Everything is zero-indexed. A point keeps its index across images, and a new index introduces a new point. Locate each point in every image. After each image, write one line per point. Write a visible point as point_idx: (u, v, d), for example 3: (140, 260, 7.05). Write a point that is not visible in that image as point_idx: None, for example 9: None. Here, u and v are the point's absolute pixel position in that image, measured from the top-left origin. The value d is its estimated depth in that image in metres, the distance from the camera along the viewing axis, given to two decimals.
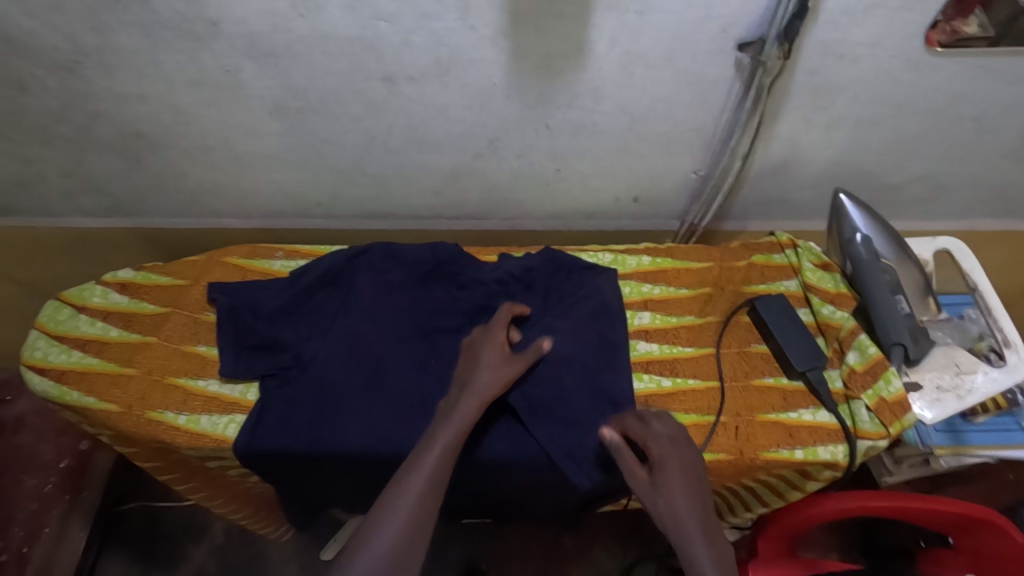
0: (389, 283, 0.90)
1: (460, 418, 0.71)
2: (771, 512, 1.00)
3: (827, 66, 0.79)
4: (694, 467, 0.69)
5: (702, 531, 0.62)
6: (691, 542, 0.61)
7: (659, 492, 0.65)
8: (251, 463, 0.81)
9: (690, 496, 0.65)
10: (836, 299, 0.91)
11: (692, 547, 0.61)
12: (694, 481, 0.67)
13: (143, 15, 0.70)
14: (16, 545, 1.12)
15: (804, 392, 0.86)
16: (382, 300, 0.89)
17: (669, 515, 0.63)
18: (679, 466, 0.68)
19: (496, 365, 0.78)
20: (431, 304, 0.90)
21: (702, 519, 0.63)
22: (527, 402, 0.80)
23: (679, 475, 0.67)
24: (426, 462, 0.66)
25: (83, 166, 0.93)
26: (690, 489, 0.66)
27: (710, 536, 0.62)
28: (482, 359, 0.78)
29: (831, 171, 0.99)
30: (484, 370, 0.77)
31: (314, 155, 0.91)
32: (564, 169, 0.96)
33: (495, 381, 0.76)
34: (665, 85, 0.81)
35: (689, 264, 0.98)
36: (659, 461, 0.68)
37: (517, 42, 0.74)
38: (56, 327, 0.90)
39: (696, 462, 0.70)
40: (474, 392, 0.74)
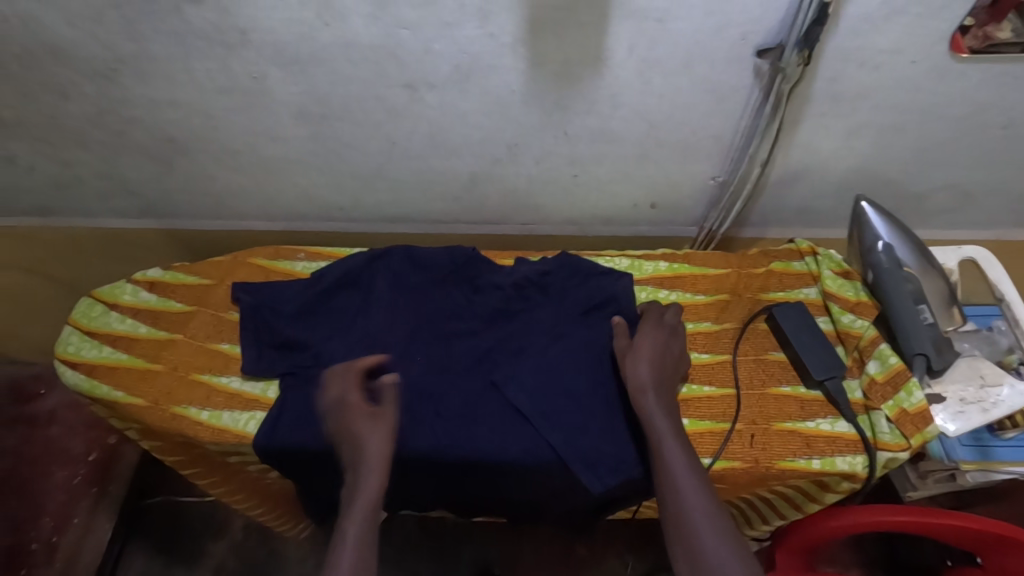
0: (408, 286, 0.92)
1: (365, 493, 0.68)
2: (789, 525, 0.99)
3: (849, 73, 0.78)
4: (669, 345, 0.82)
5: (655, 385, 0.77)
6: (645, 391, 0.76)
7: (628, 354, 0.79)
8: (269, 457, 0.83)
9: (653, 360, 0.79)
10: (857, 307, 0.90)
11: (644, 395, 0.76)
12: (664, 352, 0.81)
13: (177, 25, 0.73)
14: (46, 534, 1.17)
15: (822, 402, 0.84)
16: (401, 302, 0.91)
17: (631, 371, 0.78)
18: (655, 339, 0.81)
19: (379, 427, 0.73)
20: (449, 307, 0.91)
21: (659, 378, 0.78)
22: (536, 407, 0.81)
23: (652, 345, 0.80)
24: (350, 537, 0.64)
25: (118, 169, 0.96)
26: (658, 356, 0.80)
27: (661, 391, 0.77)
28: (357, 429, 0.73)
29: (853, 178, 0.97)
30: (367, 439, 0.72)
31: (337, 159, 0.94)
32: (582, 174, 0.96)
33: (383, 447, 0.71)
34: (683, 93, 0.81)
35: (707, 271, 0.97)
36: (639, 335, 0.82)
37: (536, 50, 0.75)
38: (88, 323, 0.94)
39: (673, 344, 0.83)
40: (369, 463, 0.70)
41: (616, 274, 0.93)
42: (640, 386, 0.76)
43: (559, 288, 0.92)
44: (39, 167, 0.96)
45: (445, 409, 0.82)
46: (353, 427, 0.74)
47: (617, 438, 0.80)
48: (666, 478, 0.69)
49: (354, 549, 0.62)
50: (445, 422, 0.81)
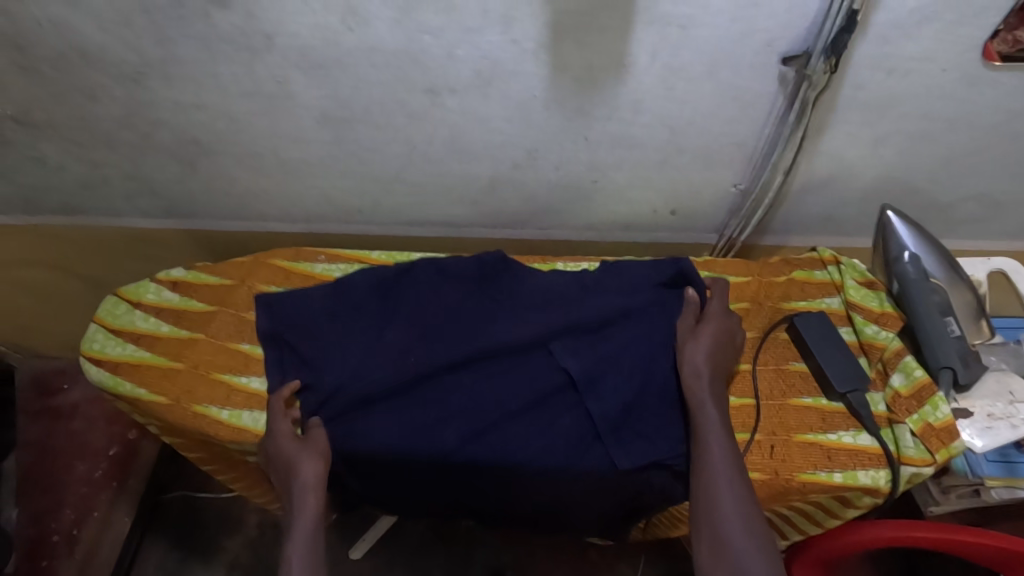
0: (436, 293, 0.93)
1: (306, 516, 0.73)
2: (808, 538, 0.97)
3: (876, 81, 0.77)
4: (731, 333, 0.84)
5: (711, 375, 0.79)
6: (699, 380, 0.79)
7: (689, 339, 0.82)
8: None
9: (716, 348, 0.81)
10: (881, 318, 0.88)
11: (697, 382, 0.79)
12: (726, 339, 0.84)
13: (205, 30, 0.74)
14: (67, 527, 1.19)
15: (844, 414, 0.83)
16: (429, 310, 0.91)
17: (688, 356, 0.81)
18: (721, 325, 0.84)
19: (311, 454, 0.78)
20: (480, 307, 0.91)
21: (716, 366, 0.80)
22: (583, 375, 0.84)
23: (716, 330, 0.83)
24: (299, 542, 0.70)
25: (143, 170, 0.98)
26: (720, 343, 0.82)
27: (715, 381, 0.79)
28: (288, 457, 0.78)
29: (878, 188, 0.96)
30: (299, 465, 0.76)
31: (357, 163, 0.94)
32: (601, 180, 0.96)
33: (315, 471, 0.76)
34: (706, 99, 0.80)
35: (728, 279, 0.96)
36: (705, 321, 0.84)
37: (558, 55, 0.75)
38: (113, 321, 0.95)
39: (735, 336, 0.85)
40: (305, 484, 0.75)
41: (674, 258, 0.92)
42: (695, 371, 0.79)
43: (599, 283, 0.92)
44: (68, 167, 0.98)
45: (475, 406, 0.84)
46: (284, 456, 0.78)
47: (648, 433, 0.82)
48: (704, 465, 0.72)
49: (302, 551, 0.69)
50: (473, 420, 0.83)
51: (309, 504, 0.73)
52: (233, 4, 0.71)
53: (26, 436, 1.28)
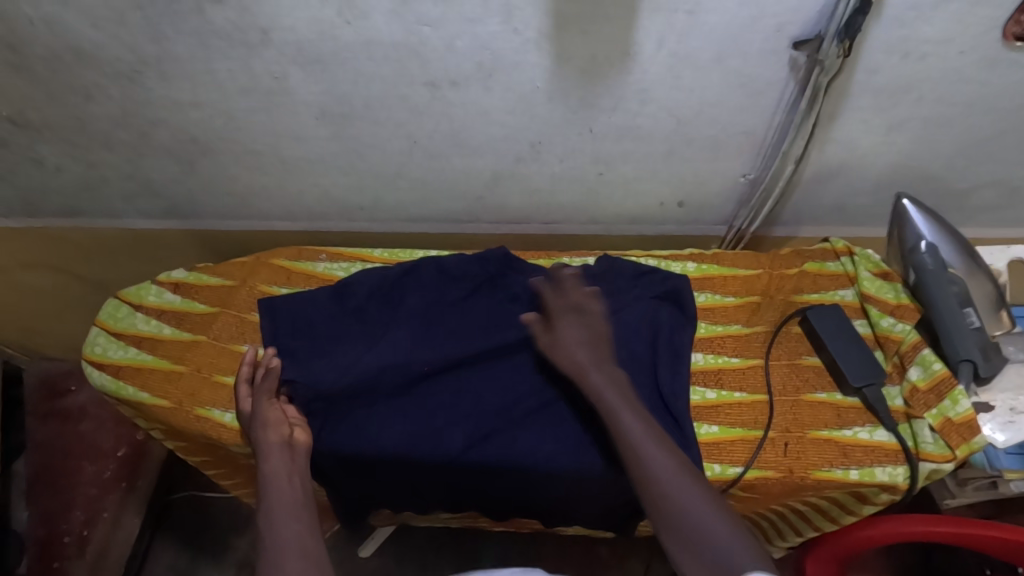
0: (440, 297, 0.92)
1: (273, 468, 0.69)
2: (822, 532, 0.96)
3: (891, 65, 0.74)
4: (586, 323, 0.77)
5: (592, 359, 0.73)
6: (584, 373, 0.72)
7: (557, 348, 0.76)
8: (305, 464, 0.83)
9: (582, 341, 0.75)
10: (897, 310, 0.85)
11: (588, 374, 0.72)
12: (591, 331, 0.77)
13: (199, 25, 0.72)
14: (77, 528, 1.20)
15: (860, 409, 0.81)
16: (435, 314, 0.91)
17: (569, 359, 0.74)
18: (575, 323, 0.77)
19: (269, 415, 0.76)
20: (487, 313, 0.91)
21: (596, 355, 0.74)
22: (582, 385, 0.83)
23: (570, 331, 0.77)
24: (278, 504, 0.64)
25: (142, 170, 0.97)
26: (588, 335, 0.76)
27: (604, 365, 0.73)
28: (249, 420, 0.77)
29: (891, 176, 0.93)
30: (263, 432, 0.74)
31: (358, 159, 0.93)
32: (607, 173, 0.94)
33: (277, 433, 0.74)
34: (714, 88, 0.78)
35: (737, 272, 0.94)
36: (557, 327, 0.78)
37: (561, 44, 0.72)
38: (114, 325, 0.95)
39: (599, 322, 0.78)
40: (269, 445, 0.72)
41: (674, 274, 0.93)
42: (577, 369, 0.73)
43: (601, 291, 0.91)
44: (66, 168, 0.97)
45: (480, 411, 0.83)
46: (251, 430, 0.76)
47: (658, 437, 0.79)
48: (630, 442, 0.63)
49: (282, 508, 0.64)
50: (476, 426, 0.82)
51: (270, 455, 0.71)
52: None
53: (37, 437, 1.30)
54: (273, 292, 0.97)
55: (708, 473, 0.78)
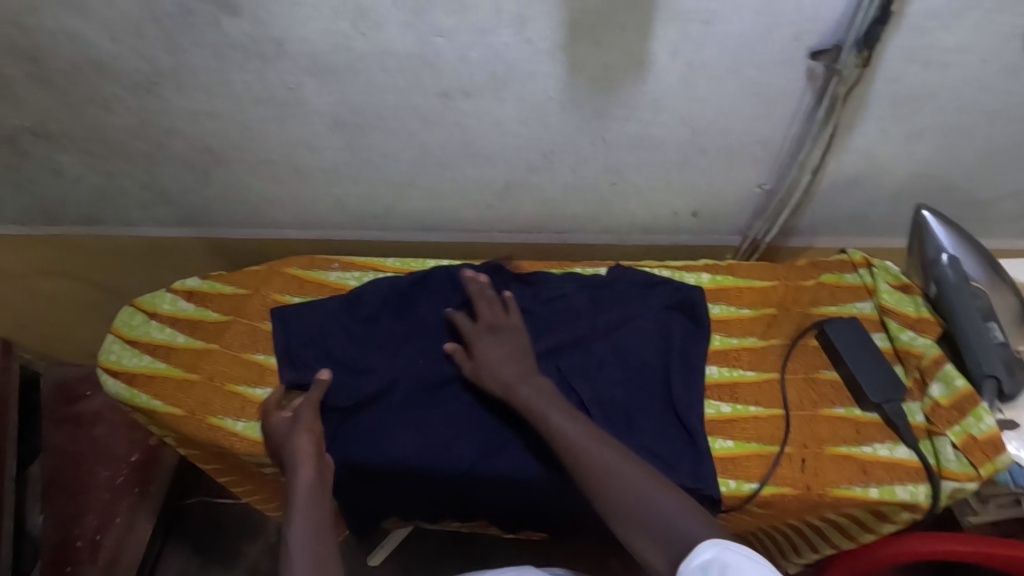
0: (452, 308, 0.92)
1: (303, 480, 0.71)
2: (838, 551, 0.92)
3: (911, 74, 0.73)
4: (501, 341, 0.83)
5: (516, 374, 0.79)
6: (512, 389, 0.78)
7: (481, 369, 0.82)
8: None
9: (503, 360, 0.81)
10: (918, 324, 0.83)
11: (515, 390, 0.77)
12: (510, 348, 0.83)
13: (216, 38, 0.73)
14: (91, 533, 1.20)
15: (879, 425, 0.79)
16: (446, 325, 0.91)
17: (496, 378, 0.80)
18: (492, 344, 0.83)
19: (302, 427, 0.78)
20: None
21: (519, 369, 0.80)
22: (594, 397, 0.82)
23: (489, 352, 0.82)
24: (300, 505, 0.67)
25: (158, 179, 0.98)
26: (508, 353, 0.82)
27: (530, 378, 0.79)
28: (282, 433, 0.79)
29: (911, 186, 0.92)
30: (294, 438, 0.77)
31: (371, 169, 0.93)
32: (620, 182, 0.93)
33: (312, 446, 0.76)
34: (729, 98, 0.77)
35: (752, 283, 0.93)
36: (477, 351, 0.83)
37: (575, 55, 0.72)
38: (129, 332, 0.95)
39: (516, 339, 0.84)
40: (303, 457, 0.74)
41: (688, 286, 0.91)
42: (505, 386, 0.79)
43: (613, 302, 0.90)
44: (84, 178, 0.98)
45: (492, 422, 0.83)
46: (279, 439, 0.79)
47: (672, 452, 0.78)
48: (569, 442, 0.68)
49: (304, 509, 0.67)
50: (488, 437, 0.83)
51: (304, 466, 0.72)
52: (243, 11, 0.70)
53: (51, 441, 1.30)
54: (286, 301, 0.98)
55: (723, 488, 0.76)
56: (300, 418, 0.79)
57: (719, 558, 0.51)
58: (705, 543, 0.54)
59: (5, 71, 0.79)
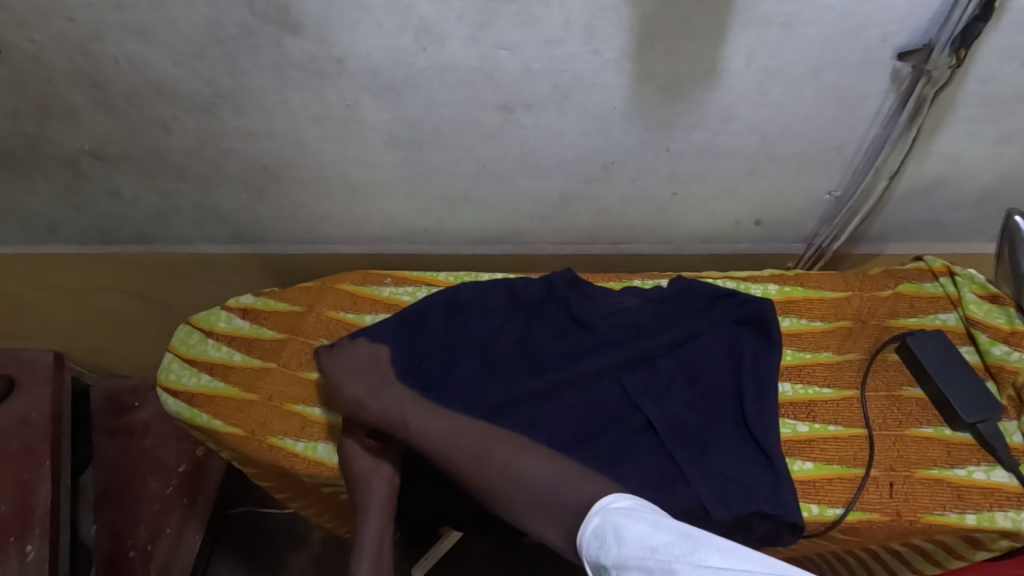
0: (508, 322, 0.89)
1: (373, 526, 0.72)
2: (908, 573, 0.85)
3: (1007, 73, 0.68)
4: (357, 356, 0.82)
5: (374, 387, 0.79)
6: (362, 404, 0.77)
7: (335, 380, 0.80)
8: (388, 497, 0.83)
9: (354, 371, 0.81)
10: (1011, 338, 0.80)
11: (362, 404, 0.77)
12: (366, 360, 0.82)
13: (276, 58, 0.72)
14: (142, 543, 1.22)
15: (973, 446, 0.75)
16: (503, 340, 0.87)
17: (345, 396, 0.78)
18: (343, 361, 0.82)
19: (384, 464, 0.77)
20: (558, 338, 0.87)
21: (374, 384, 0.79)
22: (664, 418, 0.78)
23: (340, 368, 0.81)
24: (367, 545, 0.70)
25: (213, 198, 0.98)
26: (360, 365, 0.81)
27: (382, 388, 0.79)
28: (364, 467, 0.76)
29: (996, 189, 0.86)
30: (373, 476, 0.75)
31: (424, 182, 0.91)
32: (681, 192, 0.90)
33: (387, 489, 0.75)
34: (804, 103, 0.74)
35: (823, 294, 0.88)
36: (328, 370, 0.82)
37: (644, 64, 0.69)
38: (187, 351, 0.96)
39: (368, 352, 0.83)
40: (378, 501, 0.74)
41: (756, 297, 0.86)
42: (357, 402, 0.78)
43: (677, 316, 0.87)
44: (141, 198, 0.99)
45: None
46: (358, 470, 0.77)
47: (749, 477, 0.74)
48: (433, 447, 0.72)
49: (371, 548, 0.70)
50: None
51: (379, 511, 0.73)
52: (306, 29, 0.68)
53: (104, 453, 1.32)
54: (340, 318, 0.97)
55: (805, 513, 0.73)
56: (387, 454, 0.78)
57: (611, 523, 0.55)
58: (595, 510, 0.60)
59: (70, 97, 0.80)
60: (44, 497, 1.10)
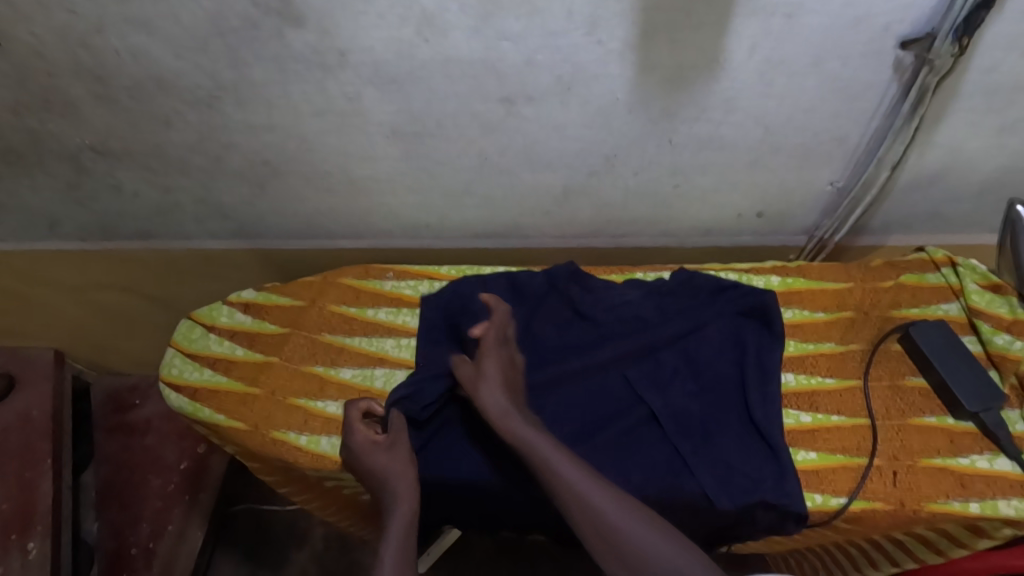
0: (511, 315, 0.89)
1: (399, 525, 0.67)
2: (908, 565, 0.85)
3: (1011, 61, 0.68)
4: (506, 365, 0.77)
5: (515, 399, 0.73)
6: (510, 415, 0.71)
7: (478, 383, 0.74)
8: None
9: (503, 380, 0.75)
10: (1013, 326, 0.80)
11: (504, 419, 0.71)
12: (511, 372, 0.77)
13: (279, 50, 0.72)
14: (144, 541, 1.22)
15: (976, 435, 0.75)
16: None
17: (486, 405, 0.72)
18: (495, 362, 0.76)
19: (399, 462, 0.73)
20: (562, 331, 0.87)
21: (515, 398, 0.74)
22: (668, 409, 0.78)
23: (495, 367, 0.76)
24: (391, 541, 0.65)
25: (215, 193, 0.98)
26: (506, 376, 0.76)
27: (521, 408, 0.73)
28: (381, 463, 0.72)
29: (998, 180, 0.87)
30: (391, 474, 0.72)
31: (426, 176, 0.91)
32: (683, 184, 0.90)
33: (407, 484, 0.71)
34: (808, 92, 0.74)
35: (825, 285, 0.89)
36: (484, 363, 0.76)
37: (648, 55, 0.69)
38: (189, 346, 0.96)
39: (517, 367, 0.79)
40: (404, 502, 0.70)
41: (758, 289, 0.87)
42: (505, 409, 0.72)
43: (680, 308, 0.87)
44: (142, 193, 0.99)
45: None
46: (373, 467, 0.73)
47: (754, 469, 0.75)
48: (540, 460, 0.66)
49: (397, 546, 0.64)
50: None
51: (404, 509, 0.69)
52: (308, 21, 0.68)
53: (105, 451, 1.32)
54: (342, 312, 0.97)
55: (809, 503, 0.73)
56: (400, 450, 0.74)
57: None
58: None
59: (71, 91, 0.80)
60: (46, 495, 1.10)
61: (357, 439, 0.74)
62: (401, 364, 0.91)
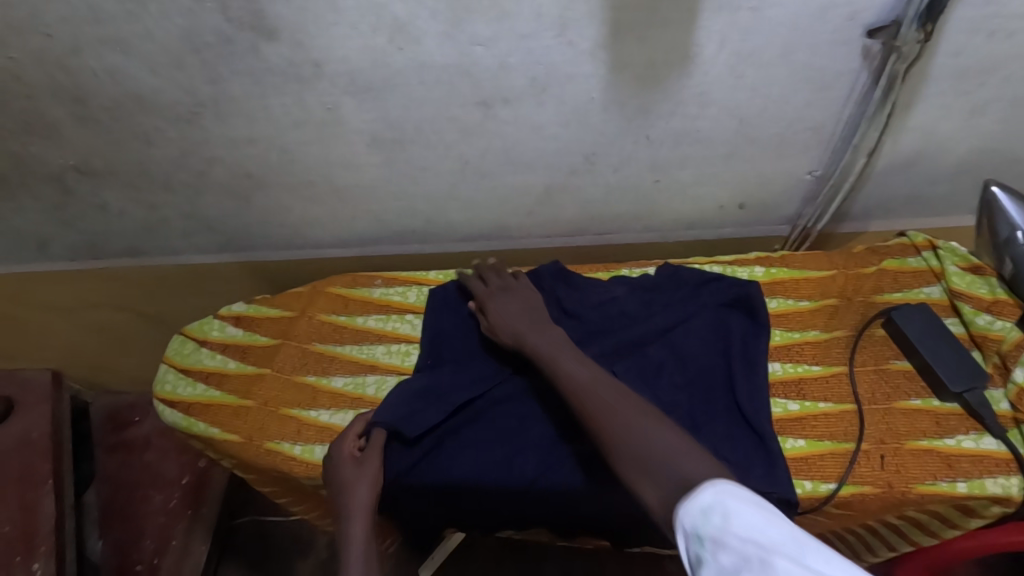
0: None
1: (355, 540, 0.71)
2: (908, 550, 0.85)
3: (976, 44, 0.69)
4: (518, 296, 0.87)
5: (530, 325, 0.82)
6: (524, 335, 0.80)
7: (494, 322, 0.85)
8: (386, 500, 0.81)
9: (521, 312, 0.84)
10: (994, 306, 0.81)
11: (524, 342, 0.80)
12: (529, 304, 0.86)
13: (254, 64, 0.73)
14: (148, 556, 1.23)
15: (961, 415, 0.76)
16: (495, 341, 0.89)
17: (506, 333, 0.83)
18: (506, 300, 0.87)
19: (363, 477, 0.77)
20: None
21: (532, 323, 0.83)
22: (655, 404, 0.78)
23: (504, 306, 0.86)
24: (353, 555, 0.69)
25: (200, 208, 0.98)
26: (523, 305, 0.85)
27: (542, 330, 0.81)
28: (343, 477, 0.77)
29: (974, 161, 0.88)
30: (353, 490, 0.75)
31: (409, 182, 0.92)
32: (663, 179, 0.90)
33: (364, 499, 0.75)
34: (779, 84, 0.74)
35: (808, 274, 0.89)
36: (493, 306, 0.86)
37: (618, 53, 0.70)
38: (182, 361, 0.96)
39: (532, 297, 0.87)
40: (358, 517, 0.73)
41: (743, 281, 0.88)
42: (517, 336, 0.81)
43: (665, 302, 0.88)
44: (128, 212, 0.99)
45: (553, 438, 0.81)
46: (339, 480, 0.77)
47: (744, 458, 0.75)
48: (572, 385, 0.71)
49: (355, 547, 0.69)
50: (551, 450, 0.80)
51: (355, 525, 0.72)
52: (281, 34, 0.69)
53: (106, 470, 1.33)
54: (332, 321, 0.97)
55: (799, 490, 0.74)
56: (368, 466, 0.78)
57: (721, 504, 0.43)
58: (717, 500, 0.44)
59: (51, 112, 0.80)
60: (48, 516, 1.10)
61: (338, 451, 0.79)
62: (391, 369, 0.92)
